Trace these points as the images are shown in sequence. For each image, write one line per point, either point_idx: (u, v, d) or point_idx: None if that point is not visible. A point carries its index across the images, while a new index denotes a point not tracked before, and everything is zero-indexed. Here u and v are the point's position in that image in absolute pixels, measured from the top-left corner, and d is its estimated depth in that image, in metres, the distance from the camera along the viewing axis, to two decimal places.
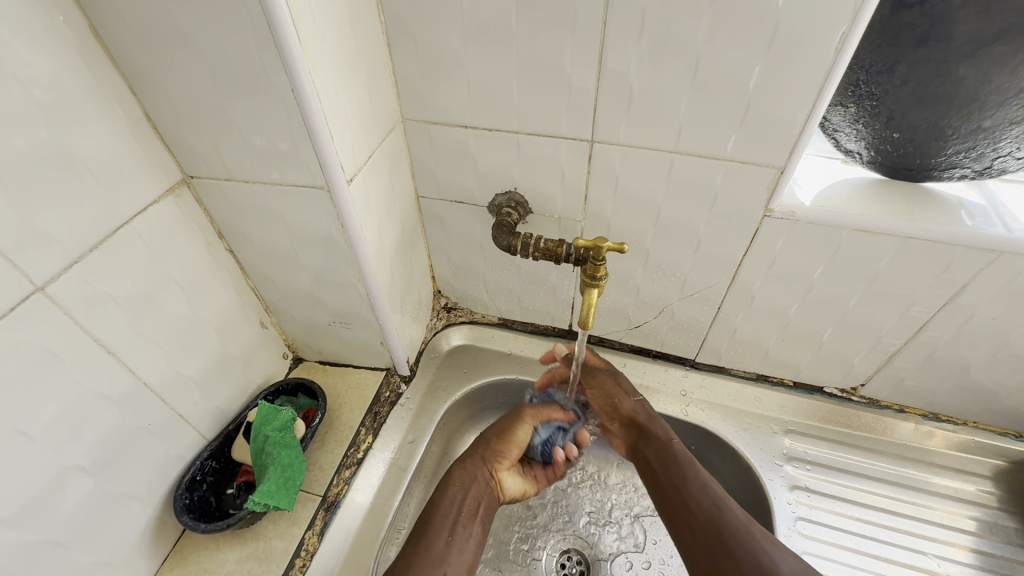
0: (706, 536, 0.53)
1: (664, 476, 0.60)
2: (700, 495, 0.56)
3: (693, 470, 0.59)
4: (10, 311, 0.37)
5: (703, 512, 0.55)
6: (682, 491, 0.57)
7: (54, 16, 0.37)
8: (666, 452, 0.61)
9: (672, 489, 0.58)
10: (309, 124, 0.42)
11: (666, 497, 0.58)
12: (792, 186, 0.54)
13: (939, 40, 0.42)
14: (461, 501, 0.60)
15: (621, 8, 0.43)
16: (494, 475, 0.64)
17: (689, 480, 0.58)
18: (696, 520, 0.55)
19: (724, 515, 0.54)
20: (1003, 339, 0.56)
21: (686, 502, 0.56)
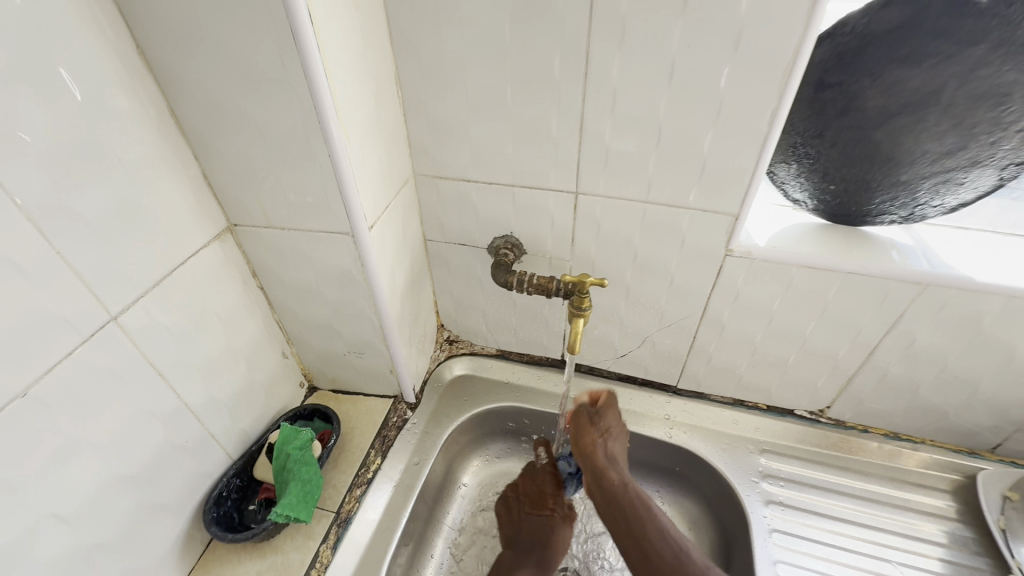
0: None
1: (626, 531, 0.59)
2: (660, 545, 0.57)
3: (653, 521, 0.59)
4: (90, 337, 0.44)
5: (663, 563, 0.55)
6: (641, 541, 0.58)
7: (142, 99, 0.46)
8: (625, 503, 0.61)
9: (629, 536, 0.59)
10: (341, 182, 0.51)
11: (629, 546, 0.59)
12: (748, 230, 0.63)
13: (856, 111, 0.52)
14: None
15: (597, 89, 0.53)
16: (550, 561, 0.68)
17: (650, 529, 0.58)
18: (659, 571, 0.55)
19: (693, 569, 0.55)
20: (942, 362, 0.63)
21: (652, 555, 0.56)
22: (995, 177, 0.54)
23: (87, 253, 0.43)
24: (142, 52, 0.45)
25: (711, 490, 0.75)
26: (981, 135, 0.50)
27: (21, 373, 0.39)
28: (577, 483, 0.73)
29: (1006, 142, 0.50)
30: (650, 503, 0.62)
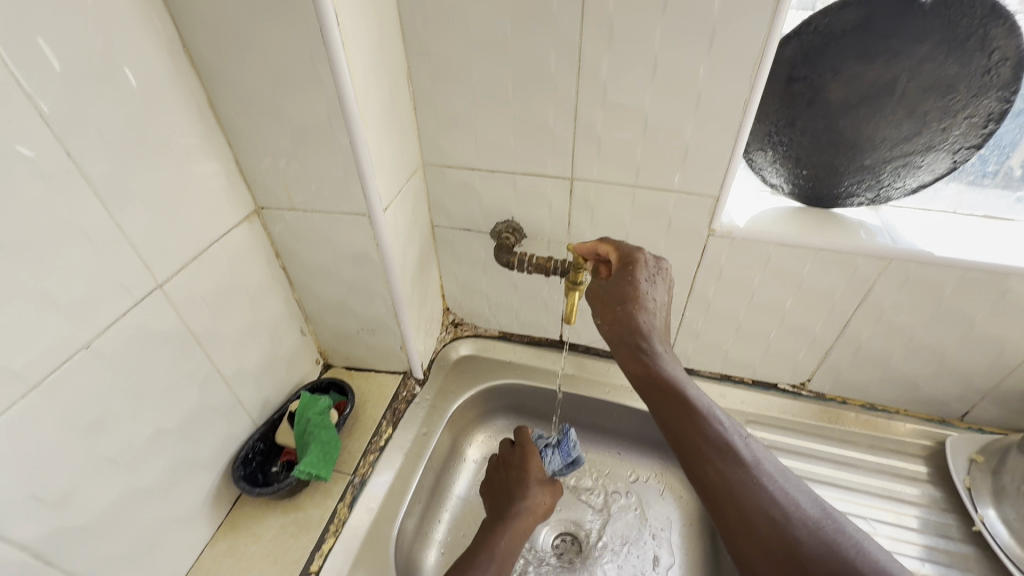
0: (751, 545, 0.39)
1: (659, 415, 0.48)
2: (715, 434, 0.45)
3: (698, 413, 0.46)
4: (140, 301, 0.50)
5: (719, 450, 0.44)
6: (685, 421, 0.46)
7: (186, 92, 0.52)
8: (657, 382, 0.50)
9: (674, 414, 0.47)
10: (359, 166, 0.57)
11: (668, 426, 0.47)
12: (730, 212, 0.69)
13: (822, 103, 0.58)
14: (502, 542, 0.62)
15: (589, 83, 0.59)
16: (524, 521, 0.66)
17: (693, 408, 0.47)
18: (710, 458, 0.43)
19: (777, 519, 0.40)
20: (910, 333, 0.69)
21: (701, 443, 0.44)
22: (949, 161, 0.59)
23: (139, 226, 0.49)
24: (187, 52, 0.52)
25: None
26: (932, 122, 0.56)
27: (86, 328, 0.45)
28: (561, 458, 0.75)
29: (956, 129, 0.56)
30: (691, 387, 0.49)
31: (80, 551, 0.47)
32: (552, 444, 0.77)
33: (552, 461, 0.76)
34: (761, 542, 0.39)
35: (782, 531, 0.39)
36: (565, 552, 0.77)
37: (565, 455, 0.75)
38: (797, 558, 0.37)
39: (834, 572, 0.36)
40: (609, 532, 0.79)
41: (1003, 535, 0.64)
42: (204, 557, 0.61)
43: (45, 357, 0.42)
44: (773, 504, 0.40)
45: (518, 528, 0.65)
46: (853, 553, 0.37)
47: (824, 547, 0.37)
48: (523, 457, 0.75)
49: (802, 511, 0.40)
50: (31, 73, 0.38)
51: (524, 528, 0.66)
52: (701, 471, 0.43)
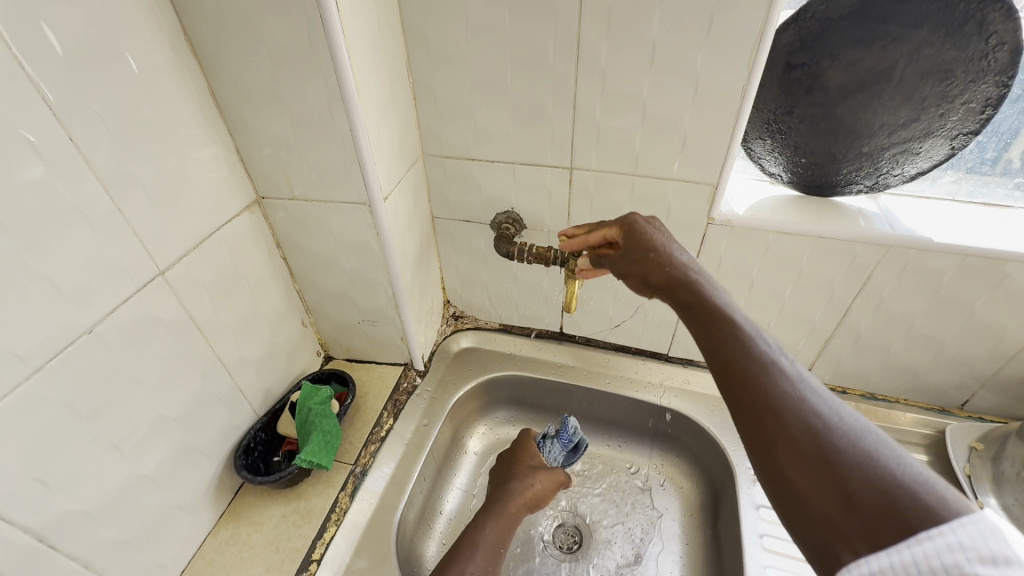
0: (782, 452, 0.34)
1: (700, 333, 0.44)
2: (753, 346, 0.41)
3: (742, 332, 0.42)
4: (143, 288, 0.50)
5: (757, 360, 0.39)
6: (721, 335, 0.42)
7: (188, 80, 0.53)
8: (699, 304, 0.47)
9: (712, 329, 0.44)
10: (359, 155, 0.57)
11: (706, 340, 0.43)
12: (728, 201, 0.69)
13: (820, 90, 0.59)
14: (493, 535, 0.62)
15: (587, 72, 0.59)
16: (513, 506, 0.66)
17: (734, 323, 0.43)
18: (747, 366, 0.39)
19: (814, 427, 0.34)
20: (910, 321, 0.69)
21: (740, 351, 0.40)
22: (947, 147, 0.60)
23: (140, 212, 0.49)
24: (189, 40, 0.52)
25: (701, 449, 0.80)
26: (930, 108, 0.56)
27: (89, 313, 0.45)
28: (562, 448, 0.76)
29: (954, 114, 0.56)
30: (736, 308, 0.45)
31: (84, 536, 0.47)
32: (552, 435, 0.78)
33: (552, 451, 0.76)
34: (795, 450, 0.34)
35: (819, 438, 0.34)
36: (566, 544, 0.76)
37: (565, 443, 0.76)
38: (831, 465, 0.32)
39: (873, 479, 0.31)
40: (610, 523, 0.78)
41: None
42: (206, 546, 0.62)
43: (48, 340, 0.42)
44: (812, 412, 0.35)
45: (505, 513, 0.65)
46: (899, 465, 0.31)
47: (864, 455, 0.32)
48: (519, 448, 0.76)
49: (845, 423, 0.34)
50: (34, 56, 0.39)
51: (513, 512, 0.66)
52: (737, 380, 0.39)
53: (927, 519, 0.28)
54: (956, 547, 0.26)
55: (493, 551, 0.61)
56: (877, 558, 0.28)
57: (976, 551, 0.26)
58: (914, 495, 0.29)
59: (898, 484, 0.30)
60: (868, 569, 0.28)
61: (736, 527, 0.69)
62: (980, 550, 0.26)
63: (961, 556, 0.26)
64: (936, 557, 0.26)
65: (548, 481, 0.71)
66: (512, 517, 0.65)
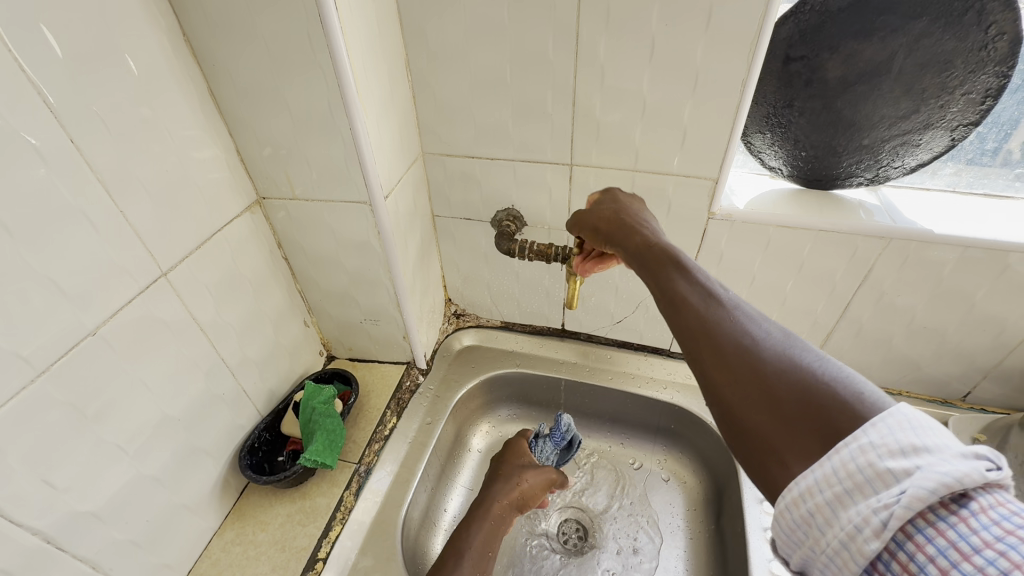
0: (716, 376, 0.35)
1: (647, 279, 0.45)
2: (691, 283, 0.41)
3: (682, 272, 0.43)
4: (145, 289, 0.50)
5: (695, 294, 0.40)
6: (663, 277, 0.43)
7: (188, 81, 0.53)
8: (645, 250, 0.47)
9: (657, 275, 0.44)
10: (359, 154, 0.57)
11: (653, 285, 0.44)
12: (729, 196, 0.69)
13: (819, 82, 0.59)
14: (483, 537, 0.60)
15: (587, 68, 0.59)
16: (494, 509, 0.63)
17: (675, 265, 0.44)
18: (685, 301, 0.40)
19: (750, 346, 0.35)
20: (912, 314, 0.69)
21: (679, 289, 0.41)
22: (947, 138, 0.60)
23: (142, 213, 0.49)
24: (189, 40, 0.52)
25: (704, 443, 0.80)
26: (929, 100, 0.56)
27: (93, 314, 0.45)
28: (554, 447, 0.76)
29: (953, 105, 0.56)
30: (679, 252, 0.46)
31: (89, 538, 0.47)
32: (543, 434, 0.76)
33: (544, 451, 0.75)
34: (730, 369, 0.34)
35: (752, 355, 0.34)
36: (571, 538, 0.77)
37: (557, 441, 0.75)
38: (759, 380, 0.33)
39: (797, 383, 0.31)
40: (614, 518, 0.79)
41: None
42: (212, 546, 0.62)
43: (53, 343, 0.42)
44: (745, 330, 0.36)
45: (488, 517, 0.62)
46: (823, 367, 0.32)
47: (789, 365, 0.33)
48: (509, 447, 0.74)
49: (776, 336, 0.35)
50: (36, 59, 0.39)
51: (495, 514, 0.63)
52: (680, 317, 0.39)
53: (845, 419, 0.29)
54: (869, 448, 0.27)
55: (484, 555, 0.59)
56: (804, 477, 0.28)
57: (885, 446, 0.27)
58: (834, 395, 0.30)
59: (819, 385, 0.31)
60: (798, 490, 0.29)
61: (740, 519, 0.69)
62: (889, 445, 0.27)
63: (873, 455, 0.27)
64: (852, 461, 0.27)
65: (539, 478, 0.69)
66: (495, 519, 0.63)
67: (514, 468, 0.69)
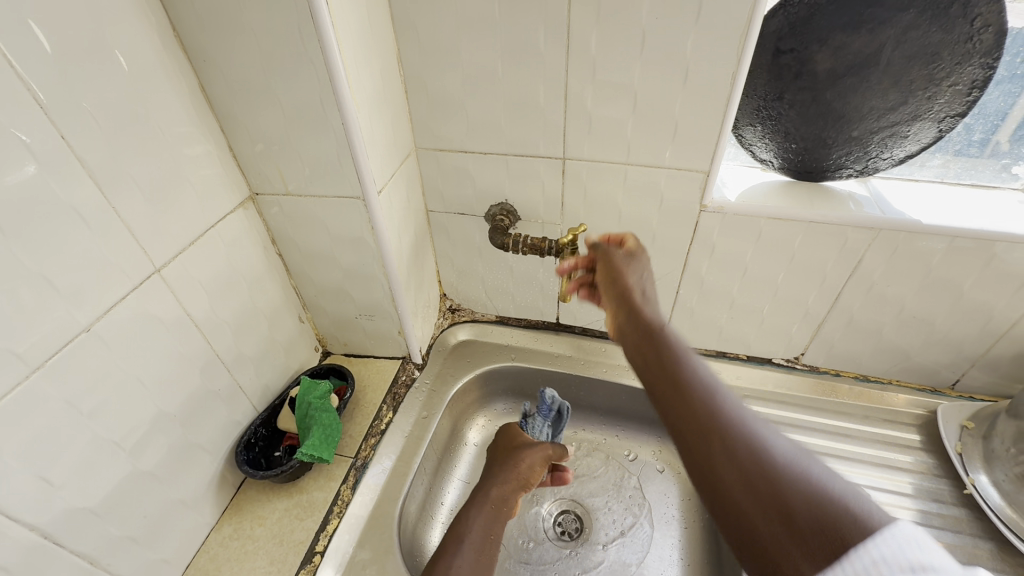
0: (722, 474, 0.36)
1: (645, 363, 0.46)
2: (692, 375, 0.43)
3: (684, 361, 0.44)
4: (138, 285, 0.50)
5: (698, 386, 0.42)
6: (662, 364, 0.45)
7: (179, 77, 0.52)
8: (643, 330, 0.49)
9: (655, 358, 0.46)
10: (352, 149, 0.57)
11: (649, 369, 0.45)
12: (721, 188, 0.69)
13: (808, 75, 0.59)
14: (483, 524, 0.59)
15: (578, 61, 0.59)
16: (492, 493, 0.63)
17: (674, 353, 0.45)
18: (688, 394, 0.41)
19: (761, 455, 0.35)
20: (901, 303, 0.70)
21: (681, 380, 0.42)
22: (934, 130, 0.60)
23: (134, 209, 0.49)
24: (178, 35, 0.52)
25: None
26: (917, 91, 0.57)
27: (86, 311, 0.45)
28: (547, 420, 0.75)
29: (941, 97, 0.57)
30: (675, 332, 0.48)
31: (86, 534, 0.47)
32: (531, 413, 0.77)
33: (537, 427, 0.75)
34: (745, 483, 0.34)
35: (765, 467, 0.34)
36: (568, 529, 0.77)
37: (546, 414, 0.75)
38: (771, 485, 0.34)
39: (807, 492, 0.32)
40: (611, 509, 0.79)
41: (995, 498, 0.65)
42: (210, 540, 0.62)
43: (45, 340, 0.42)
44: (753, 432, 0.37)
45: (485, 502, 0.62)
46: (831, 479, 0.33)
47: (799, 472, 0.34)
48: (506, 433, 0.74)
49: (781, 442, 0.36)
50: (24, 55, 0.39)
51: (493, 498, 0.63)
52: (685, 414, 0.40)
53: (856, 531, 0.29)
54: (881, 562, 0.27)
55: (484, 542, 0.58)
56: None
57: (896, 562, 0.27)
58: (843, 506, 0.31)
59: (828, 497, 0.32)
60: None
61: None
62: (900, 562, 0.27)
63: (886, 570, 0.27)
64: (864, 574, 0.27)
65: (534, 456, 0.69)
66: (495, 504, 0.62)
67: (510, 451, 0.69)
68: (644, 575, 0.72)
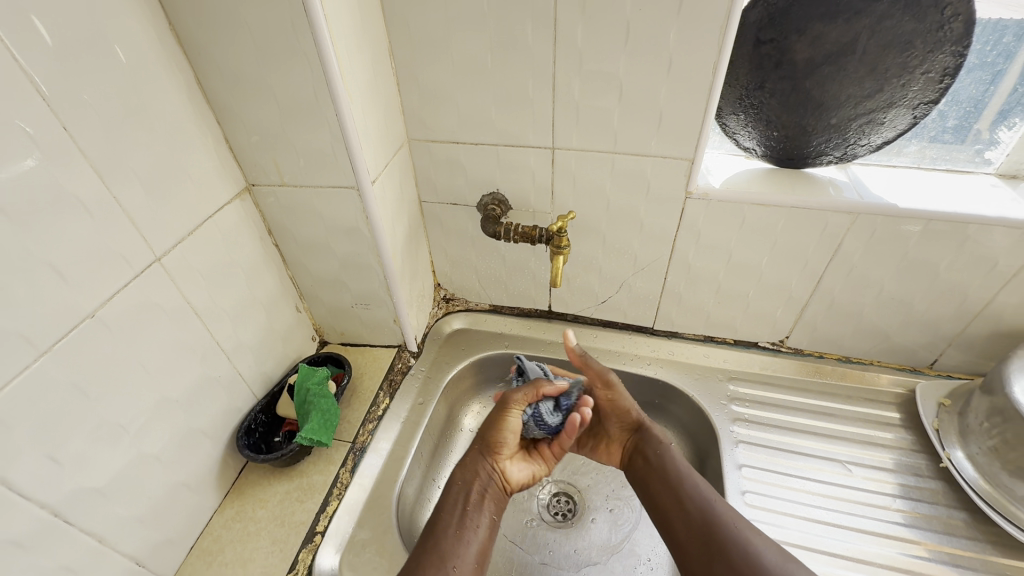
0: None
1: (659, 487, 0.61)
2: (692, 496, 0.58)
3: (691, 486, 0.59)
4: (139, 274, 0.51)
5: (701, 508, 0.57)
6: (671, 487, 0.60)
7: (175, 69, 0.54)
8: (655, 460, 0.63)
9: (667, 483, 0.61)
10: (346, 140, 0.58)
11: (659, 493, 0.60)
12: (706, 175, 0.71)
13: (788, 64, 0.61)
14: (465, 498, 0.61)
15: (565, 53, 0.61)
16: (460, 473, 0.64)
17: (680, 478, 0.60)
18: (690, 516, 0.56)
19: (756, 567, 0.50)
20: (880, 286, 0.72)
21: (683, 499, 0.58)
22: (909, 116, 0.63)
23: (134, 199, 0.50)
24: (174, 29, 0.53)
25: (686, 416, 0.83)
26: (892, 79, 0.59)
27: (90, 297, 0.47)
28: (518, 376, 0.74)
29: (914, 84, 0.59)
30: (677, 455, 0.63)
31: (94, 514, 0.49)
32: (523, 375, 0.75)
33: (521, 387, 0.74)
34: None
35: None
36: (561, 510, 0.80)
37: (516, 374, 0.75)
38: None
39: None
40: (603, 490, 0.82)
41: (970, 471, 0.67)
42: (213, 523, 0.64)
43: (52, 324, 0.44)
44: (755, 552, 0.52)
45: (461, 481, 0.63)
46: None
47: None
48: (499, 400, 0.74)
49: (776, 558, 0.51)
50: (25, 48, 0.40)
51: (462, 476, 0.63)
52: (700, 546, 0.54)
53: None
54: None
55: (467, 523, 0.59)
56: None
57: None
58: None
59: None
60: None
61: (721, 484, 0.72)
62: None
63: None
64: None
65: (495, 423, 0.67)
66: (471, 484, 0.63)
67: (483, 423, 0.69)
68: (635, 551, 0.75)
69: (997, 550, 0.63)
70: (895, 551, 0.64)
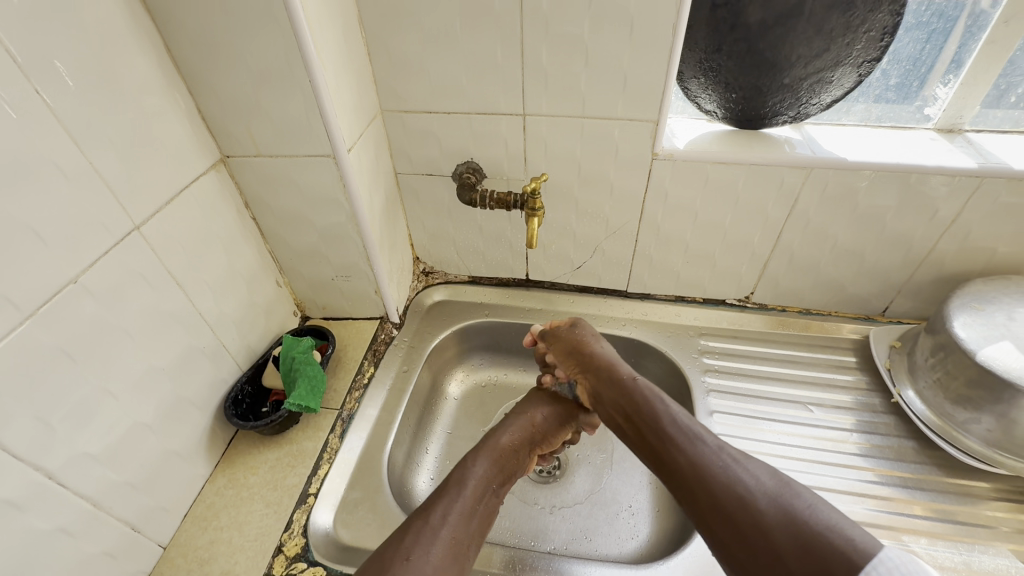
0: (713, 515, 0.49)
1: (643, 431, 0.60)
2: (675, 434, 0.57)
3: (670, 425, 0.58)
4: (119, 242, 0.52)
5: (684, 445, 0.55)
6: (650, 428, 0.59)
7: (143, 38, 0.54)
8: (629, 403, 0.63)
9: (645, 423, 0.60)
10: (320, 106, 0.59)
11: (644, 437, 0.59)
12: (671, 138, 0.75)
13: (742, 27, 0.64)
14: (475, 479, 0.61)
15: (531, 18, 0.63)
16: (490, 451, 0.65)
17: (658, 417, 0.59)
18: (675, 452, 0.55)
19: (743, 498, 0.48)
20: (834, 238, 0.77)
21: (665, 439, 0.57)
22: (855, 74, 0.67)
23: (110, 167, 0.51)
24: None
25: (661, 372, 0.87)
26: (837, 38, 0.63)
27: (72, 263, 0.47)
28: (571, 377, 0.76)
29: (858, 43, 0.63)
30: (655, 393, 0.62)
31: (88, 477, 0.50)
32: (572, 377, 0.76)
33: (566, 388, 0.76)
34: (738, 532, 0.47)
35: (746, 504, 0.47)
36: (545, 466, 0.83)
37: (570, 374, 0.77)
38: (758, 522, 0.46)
39: (786, 525, 0.44)
40: (584, 445, 0.86)
41: (919, 406, 0.72)
42: (205, 491, 0.65)
43: (36, 287, 0.44)
44: (741, 482, 0.49)
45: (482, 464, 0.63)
46: (812, 513, 0.45)
47: (782, 511, 0.46)
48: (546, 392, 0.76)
49: (769, 485, 0.48)
50: None
51: (493, 459, 0.64)
52: (687, 482, 0.52)
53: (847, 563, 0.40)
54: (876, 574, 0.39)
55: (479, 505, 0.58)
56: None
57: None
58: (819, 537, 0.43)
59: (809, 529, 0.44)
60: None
61: None
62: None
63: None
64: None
65: (552, 416, 0.73)
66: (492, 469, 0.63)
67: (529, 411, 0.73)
68: (616, 499, 0.79)
69: (943, 471, 0.70)
70: (854, 478, 0.69)
